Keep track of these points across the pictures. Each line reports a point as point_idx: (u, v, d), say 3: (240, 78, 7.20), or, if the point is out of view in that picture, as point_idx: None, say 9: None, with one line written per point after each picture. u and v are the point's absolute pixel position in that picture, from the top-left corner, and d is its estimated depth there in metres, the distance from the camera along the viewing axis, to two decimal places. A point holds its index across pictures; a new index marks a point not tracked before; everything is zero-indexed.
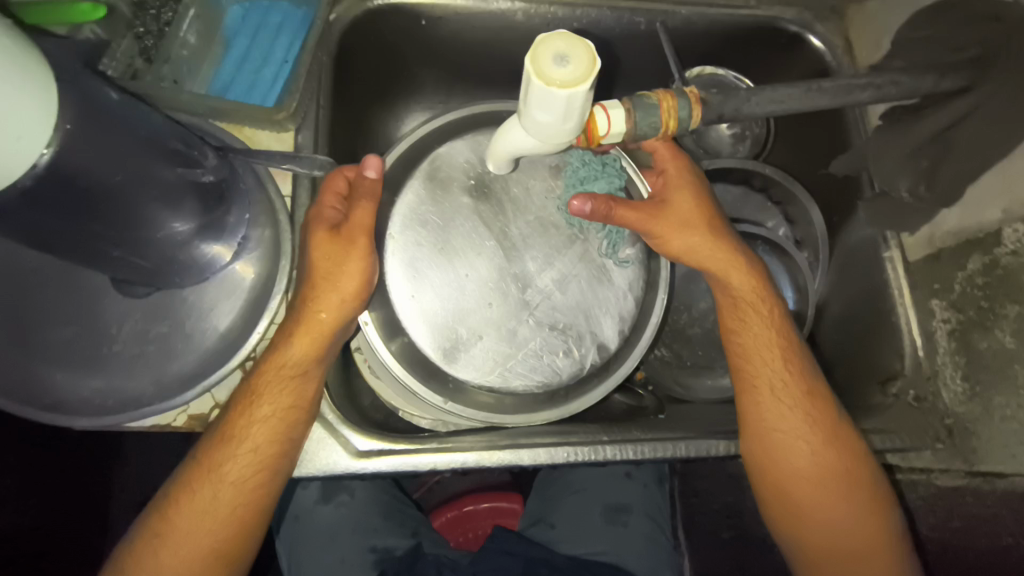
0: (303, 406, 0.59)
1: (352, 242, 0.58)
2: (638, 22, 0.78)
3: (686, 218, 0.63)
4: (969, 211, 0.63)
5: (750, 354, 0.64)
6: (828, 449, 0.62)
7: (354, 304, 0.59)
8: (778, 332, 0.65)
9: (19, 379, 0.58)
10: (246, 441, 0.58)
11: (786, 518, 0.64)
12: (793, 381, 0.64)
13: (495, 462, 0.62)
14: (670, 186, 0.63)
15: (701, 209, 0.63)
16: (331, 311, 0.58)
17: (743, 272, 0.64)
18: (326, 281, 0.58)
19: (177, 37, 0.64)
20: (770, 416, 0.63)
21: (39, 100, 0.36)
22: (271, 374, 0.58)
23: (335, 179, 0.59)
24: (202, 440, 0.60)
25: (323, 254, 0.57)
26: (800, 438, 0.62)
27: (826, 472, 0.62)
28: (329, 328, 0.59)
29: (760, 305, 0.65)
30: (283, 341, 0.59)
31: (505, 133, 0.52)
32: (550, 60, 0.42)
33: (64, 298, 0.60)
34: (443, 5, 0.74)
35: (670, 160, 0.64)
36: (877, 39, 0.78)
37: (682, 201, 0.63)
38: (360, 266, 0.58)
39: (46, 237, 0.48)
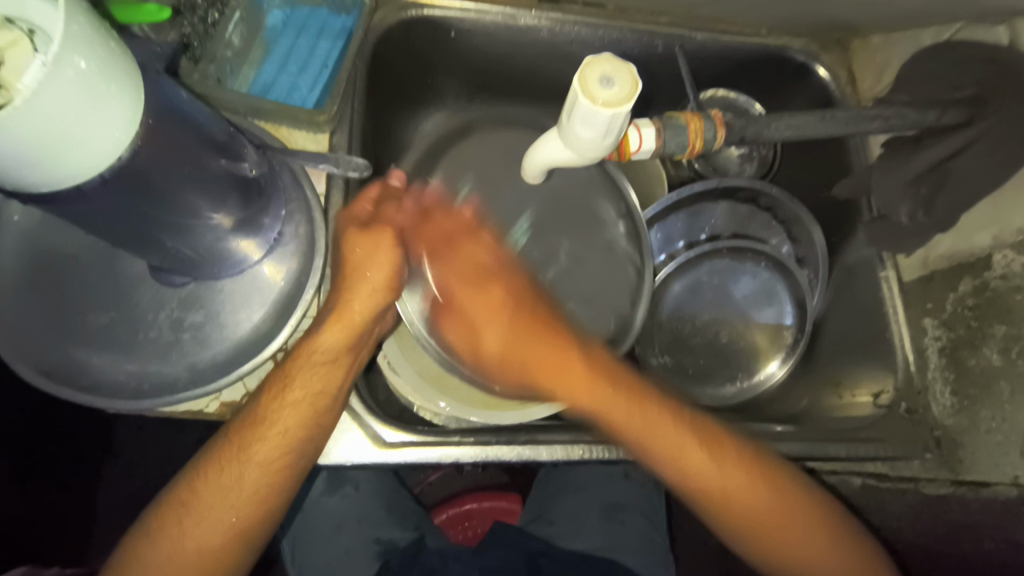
0: (332, 392, 0.61)
1: (381, 234, 0.61)
2: (657, 45, 0.82)
3: (486, 316, 0.66)
4: (963, 236, 0.67)
5: (638, 448, 0.63)
6: (768, 481, 0.63)
7: (386, 293, 0.62)
8: (674, 429, 0.63)
9: (58, 361, 0.59)
10: (277, 423, 0.59)
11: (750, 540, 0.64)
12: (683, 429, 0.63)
13: (515, 456, 0.66)
14: (471, 307, 0.67)
15: (478, 284, 0.67)
16: (362, 302, 0.61)
17: (573, 357, 0.63)
18: (356, 272, 0.61)
19: (222, 39, 0.67)
20: (708, 482, 0.62)
21: (136, 96, 0.38)
22: (303, 360, 0.60)
23: (371, 187, 0.63)
24: (231, 421, 0.61)
25: (359, 247, 0.61)
26: (733, 481, 0.62)
27: (775, 500, 0.62)
28: (361, 320, 0.62)
29: (625, 406, 0.62)
30: (316, 330, 0.60)
31: (540, 144, 0.55)
32: (597, 80, 0.45)
33: (104, 283, 0.61)
34: (473, 19, 0.78)
35: (472, 289, 0.67)
36: (878, 71, 0.83)
37: (463, 294, 0.68)
38: (389, 258, 0.62)
39: (99, 225, 0.50)
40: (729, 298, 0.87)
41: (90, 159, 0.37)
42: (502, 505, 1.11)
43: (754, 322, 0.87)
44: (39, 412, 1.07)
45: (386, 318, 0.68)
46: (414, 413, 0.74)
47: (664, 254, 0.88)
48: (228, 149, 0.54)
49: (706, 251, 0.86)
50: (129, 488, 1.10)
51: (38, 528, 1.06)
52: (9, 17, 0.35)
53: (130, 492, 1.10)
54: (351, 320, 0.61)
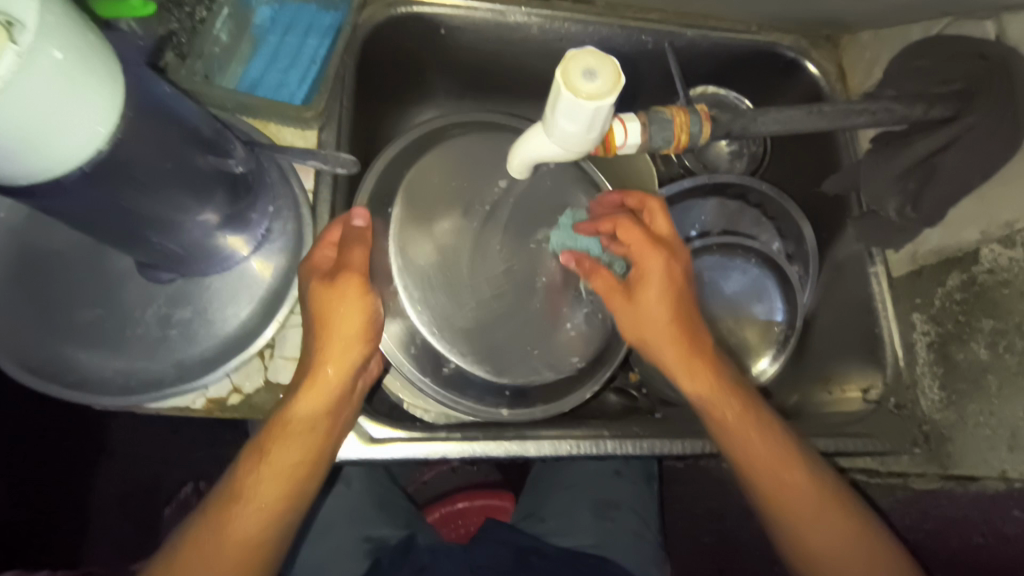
0: (315, 458, 0.58)
1: (343, 284, 0.58)
2: (647, 42, 0.82)
3: (655, 286, 0.61)
4: (950, 231, 0.68)
5: (731, 447, 0.62)
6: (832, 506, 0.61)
7: (360, 345, 0.59)
8: (758, 424, 0.62)
9: (45, 358, 0.59)
10: (258, 492, 0.56)
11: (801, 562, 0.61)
12: (747, 417, 0.62)
13: (502, 452, 0.65)
14: (645, 278, 0.62)
15: (670, 276, 0.61)
16: (336, 360, 0.58)
17: (704, 342, 0.63)
18: (326, 329, 0.58)
19: (209, 35, 0.67)
20: (780, 480, 0.61)
21: (113, 88, 0.38)
22: (279, 429, 0.57)
23: (332, 228, 0.60)
24: (208, 500, 0.58)
25: (321, 303, 0.58)
26: (801, 499, 0.60)
27: (836, 531, 0.60)
28: (337, 379, 0.58)
29: (723, 394, 0.62)
30: (292, 397, 0.58)
31: (527, 139, 0.55)
32: (580, 74, 0.45)
33: (89, 280, 0.61)
34: (463, 16, 0.78)
35: (642, 245, 0.62)
36: (867, 68, 0.83)
37: (658, 277, 0.61)
38: (359, 306, 0.58)
39: (86, 220, 0.50)
40: (721, 294, 0.86)
41: (65, 151, 0.36)
42: (495, 504, 1.11)
43: (745, 318, 0.87)
44: (29, 412, 1.07)
45: (372, 371, 0.65)
46: (403, 410, 0.75)
47: None
48: (215, 145, 0.54)
49: (696, 248, 0.86)
50: (121, 489, 1.11)
51: (29, 528, 1.06)
52: None
53: (121, 490, 1.11)
54: (326, 381, 0.58)
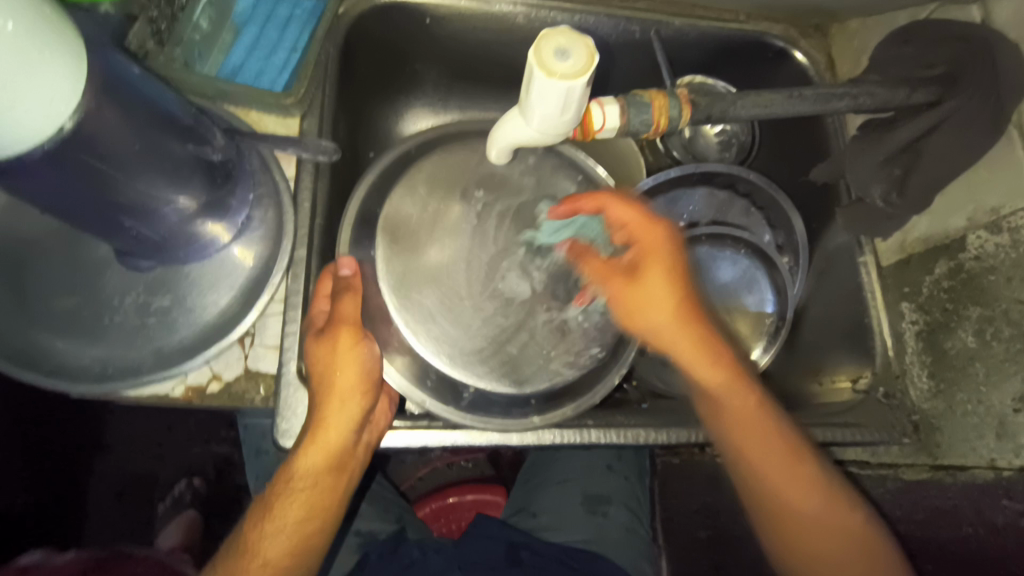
0: (319, 516, 0.57)
1: (337, 332, 0.58)
2: (633, 31, 0.82)
3: (657, 268, 0.60)
4: (937, 218, 0.67)
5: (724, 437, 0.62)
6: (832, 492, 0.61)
7: (359, 399, 0.58)
8: (760, 412, 0.61)
9: (21, 346, 0.59)
10: (259, 554, 0.55)
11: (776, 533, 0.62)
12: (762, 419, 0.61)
13: (484, 441, 0.66)
14: (647, 260, 0.60)
15: (668, 270, 0.60)
16: (336, 416, 0.57)
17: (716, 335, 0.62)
18: (324, 381, 0.58)
19: (189, 22, 0.67)
20: (789, 500, 0.60)
21: (73, 65, 0.38)
22: (282, 488, 0.57)
23: (322, 283, 0.62)
24: (219, 555, 0.58)
25: (321, 357, 0.58)
26: (803, 489, 0.61)
27: (828, 509, 0.61)
28: (338, 436, 0.57)
29: (734, 388, 0.61)
30: (294, 454, 0.57)
31: (504, 123, 0.55)
32: (552, 53, 0.45)
33: (67, 267, 0.61)
34: (447, 5, 0.77)
35: (647, 226, 0.61)
36: (856, 56, 0.82)
37: (652, 265, 0.60)
38: (356, 356, 0.58)
39: (58, 204, 0.50)
40: (713, 285, 0.86)
41: (24, 128, 0.36)
42: (486, 499, 1.10)
43: (737, 309, 0.86)
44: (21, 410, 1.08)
45: (380, 423, 0.63)
46: None
47: None
48: (194, 133, 0.54)
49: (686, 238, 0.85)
50: (116, 484, 1.14)
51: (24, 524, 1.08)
52: None
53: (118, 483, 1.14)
54: (327, 440, 0.57)
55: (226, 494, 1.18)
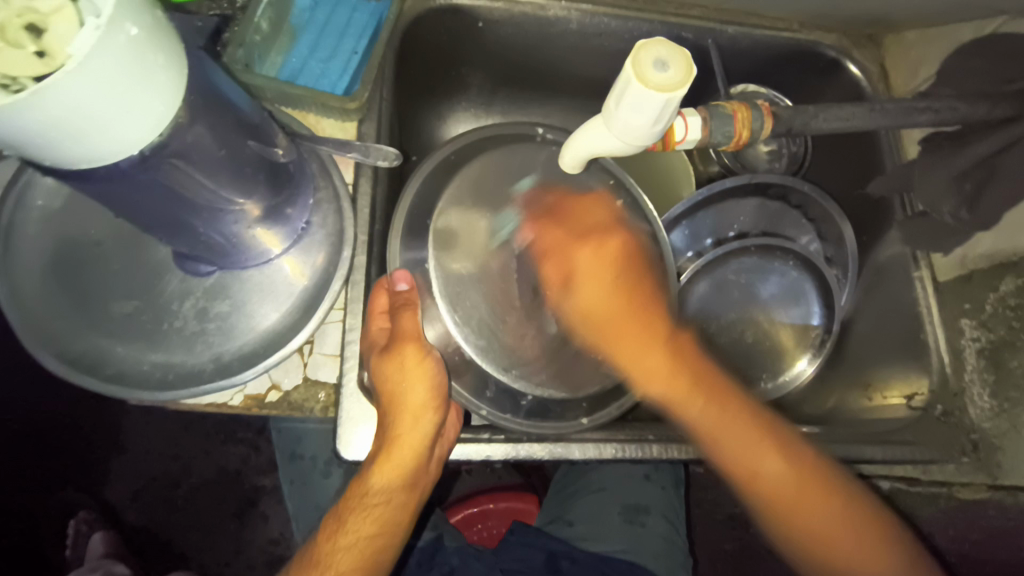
0: (391, 529, 0.58)
1: (405, 347, 0.59)
2: (687, 38, 0.81)
3: (584, 267, 0.61)
4: (1005, 235, 0.66)
5: (699, 438, 0.61)
6: (820, 499, 0.59)
7: (431, 415, 0.59)
8: (724, 400, 0.61)
9: (80, 350, 0.57)
10: (329, 569, 0.55)
11: (781, 537, 0.61)
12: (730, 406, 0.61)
13: (546, 454, 0.63)
14: (572, 265, 0.61)
15: (602, 285, 0.61)
16: (408, 432, 0.57)
17: (657, 324, 0.61)
18: (395, 398, 0.58)
19: (252, 23, 0.65)
20: (763, 478, 0.59)
21: (178, 69, 0.36)
22: (355, 503, 0.58)
23: (378, 298, 0.62)
24: (290, 565, 0.58)
25: (390, 374, 0.58)
26: (783, 488, 0.59)
27: (822, 512, 0.59)
28: (411, 454, 0.57)
29: (692, 384, 0.60)
30: (367, 470, 0.57)
31: (581, 132, 0.54)
32: (651, 64, 0.44)
33: (126, 272, 0.59)
34: (502, 9, 0.77)
35: (574, 242, 0.62)
36: (912, 69, 0.81)
37: (584, 284, 0.61)
38: (423, 372, 0.59)
39: (133, 207, 0.48)
40: (756, 297, 0.85)
41: (130, 133, 0.35)
42: (517, 506, 1.09)
43: (779, 320, 0.86)
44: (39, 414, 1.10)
45: (449, 436, 0.63)
46: None
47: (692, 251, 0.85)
48: (261, 132, 0.53)
49: (735, 248, 0.84)
50: (136, 484, 1.13)
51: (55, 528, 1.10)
52: None
53: (138, 487, 1.13)
54: (402, 458, 0.57)
55: (244, 495, 1.15)
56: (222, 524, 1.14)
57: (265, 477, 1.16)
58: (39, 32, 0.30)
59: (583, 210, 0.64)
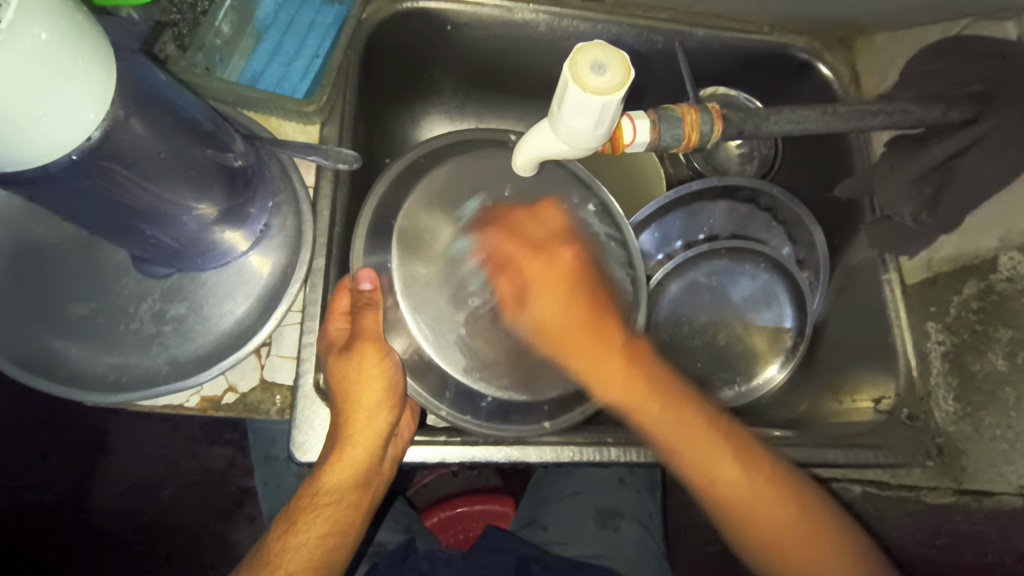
0: (343, 529, 0.58)
1: (362, 349, 0.57)
2: (656, 41, 0.81)
3: (549, 290, 0.62)
4: (967, 238, 0.66)
5: (664, 450, 0.62)
6: (771, 496, 0.60)
7: (386, 414, 0.58)
8: (701, 425, 0.62)
9: (36, 352, 0.58)
10: (280, 568, 0.55)
11: (734, 530, 0.62)
12: (696, 423, 0.62)
13: (501, 457, 0.64)
14: (532, 282, 0.62)
15: (570, 292, 0.63)
16: (361, 431, 0.57)
17: (615, 341, 0.63)
18: (348, 398, 0.57)
19: (211, 27, 0.67)
20: (734, 500, 0.61)
21: (101, 69, 0.36)
22: (307, 503, 0.57)
23: (340, 298, 0.60)
24: (242, 565, 0.58)
25: (345, 375, 0.56)
26: (742, 496, 0.61)
27: (772, 516, 0.60)
28: (366, 453, 0.57)
29: (650, 397, 0.62)
30: (320, 469, 0.57)
31: (531, 135, 0.54)
32: (588, 67, 0.44)
33: (85, 273, 0.60)
34: (469, 12, 0.77)
35: (522, 254, 0.63)
36: (882, 72, 0.81)
37: (546, 299, 0.62)
38: (379, 375, 0.57)
39: (83, 210, 0.49)
40: (726, 301, 0.85)
41: (53, 137, 0.35)
42: (496, 509, 1.09)
43: (754, 324, 0.85)
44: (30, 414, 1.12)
45: (403, 435, 0.63)
46: None
47: (661, 254, 0.85)
48: (214, 138, 0.53)
49: (705, 251, 0.83)
50: (120, 485, 1.13)
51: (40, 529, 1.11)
52: None
53: (119, 490, 1.13)
54: (355, 457, 0.57)
55: (229, 496, 1.15)
56: (207, 525, 1.14)
57: (250, 478, 1.16)
58: None
59: (535, 221, 0.65)
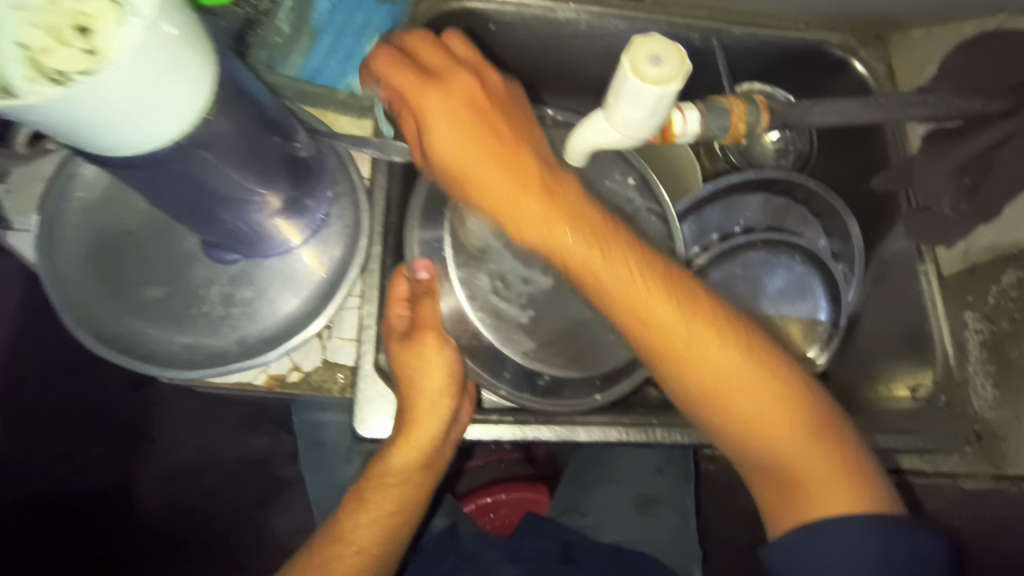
0: (408, 507, 0.61)
1: (423, 338, 0.60)
2: (693, 38, 0.83)
3: (441, 118, 0.54)
4: (1006, 228, 0.67)
5: (589, 288, 0.55)
6: (712, 337, 0.54)
7: (447, 402, 0.60)
8: (627, 246, 0.55)
9: (116, 331, 0.61)
10: (352, 542, 0.59)
11: (676, 376, 0.55)
12: (627, 250, 0.55)
13: (552, 435, 0.65)
14: (423, 106, 0.54)
15: (465, 99, 0.55)
16: (425, 417, 0.59)
17: (528, 164, 0.55)
18: (412, 385, 0.60)
19: (273, 26, 0.70)
20: (687, 344, 0.54)
21: (207, 62, 0.40)
22: (375, 483, 0.61)
23: (399, 286, 0.63)
24: (311, 539, 0.61)
25: (408, 362, 0.60)
26: (677, 338, 0.53)
27: (716, 356, 0.54)
28: (431, 437, 0.60)
29: (568, 220, 0.54)
30: (387, 451, 0.61)
31: (585, 126, 0.56)
32: (646, 59, 0.46)
33: (159, 258, 0.64)
34: (512, 12, 0.80)
35: (420, 83, 0.55)
36: (919, 67, 0.82)
37: (433, 102, 0.54)
38: (440, 362, 0.60)
39: (167, 196, 0.52)
40: (763, 291, 0.86)
41: (167, 123, 0.39)
42: (532, 498, 1.12)
43: (788, 315, 0.86)
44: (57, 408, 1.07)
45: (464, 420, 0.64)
46: None
47: (698, 245, 0.87)
48: (281, 127, 0.56)
49: (741, 243, 0.85)
50: (162, 472, 1.14)
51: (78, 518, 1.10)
52: None
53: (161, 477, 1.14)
54: (419, 441, 0.60)
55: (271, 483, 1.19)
56: (244, 511, 1.16)
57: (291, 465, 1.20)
58: (88, 32, 0.36)
59: (435, 49, 0.57)
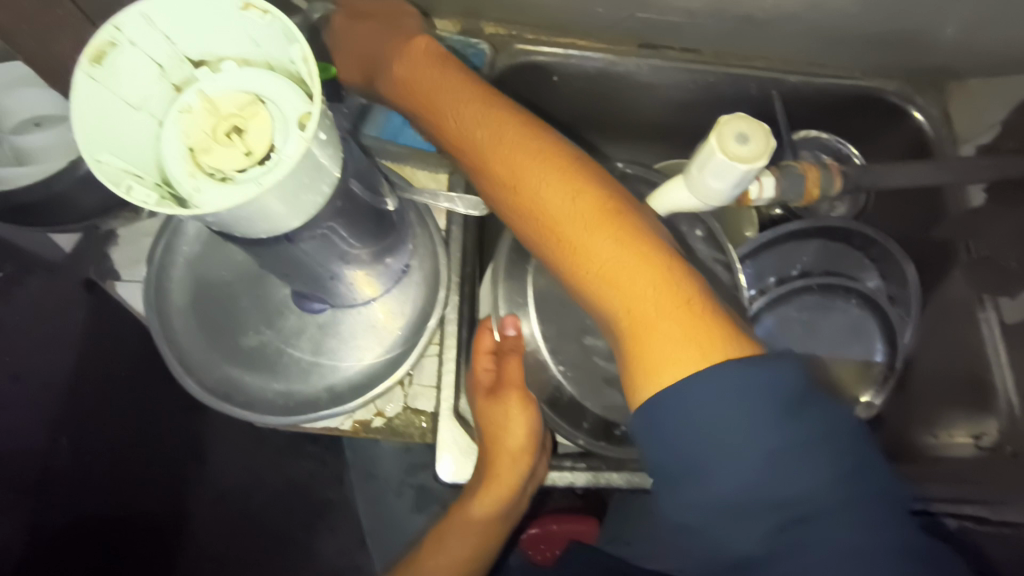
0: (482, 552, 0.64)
1: (508, 396, 0.62)
2: (751, 87, 0.85)
3: (411, 61, 0.64)
4: None
5: (486, 167, 0.58)
6: (587, 198, 0.53)
7: (527, 460, 0.62)
8: (542, 138, 0.58)
9: (218, 378, 0.66)
10: None
11: (547, 243, 0.54)
12: (532, 134, 0.58)
13: (625, 481, 0.67)
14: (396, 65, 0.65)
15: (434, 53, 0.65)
16: (506, 473, 0.62)
17: (468, 87, 0.62)
18: (496, 440, 0.62)
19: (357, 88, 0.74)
20: (546, 199, 0.54)
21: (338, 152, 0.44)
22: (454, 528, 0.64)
23: (483, 339, 0.65)
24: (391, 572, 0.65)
25: (494, 417, 0.62)
26: (549, 199, 0.54)
27: (580, 214, 0.52)
28: (510, 490, 0.62)
29: (483, 119, 0.59)
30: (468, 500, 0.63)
31: (664, 191, 0.59)
32: (733, 137, 0.49)
33: (256, 309, 0.69)
34: (575, 64, 0.83)
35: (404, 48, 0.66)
36: (978, 116, 0.83)
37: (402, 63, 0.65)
38: (523, 421, 0.62)
39: (273, 259, 0.56)
40: (819, 334, 0.87)
41: (305, 209, 0.43)
42: (580, 529, 1.14)
43: (842, 357, 0.86)
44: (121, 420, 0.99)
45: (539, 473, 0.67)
46: None
47: (755, 289, 0.88)
48: (369, 180, 0.58)
49: (798, 286, 0.86)
50: (212, 494, 1.02)
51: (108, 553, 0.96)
52: (257, 92, 0.41)
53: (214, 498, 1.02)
54: (499, 495, 0.62)
55: None
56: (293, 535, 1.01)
57: None
58: (243, 132, 0.40)
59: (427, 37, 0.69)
